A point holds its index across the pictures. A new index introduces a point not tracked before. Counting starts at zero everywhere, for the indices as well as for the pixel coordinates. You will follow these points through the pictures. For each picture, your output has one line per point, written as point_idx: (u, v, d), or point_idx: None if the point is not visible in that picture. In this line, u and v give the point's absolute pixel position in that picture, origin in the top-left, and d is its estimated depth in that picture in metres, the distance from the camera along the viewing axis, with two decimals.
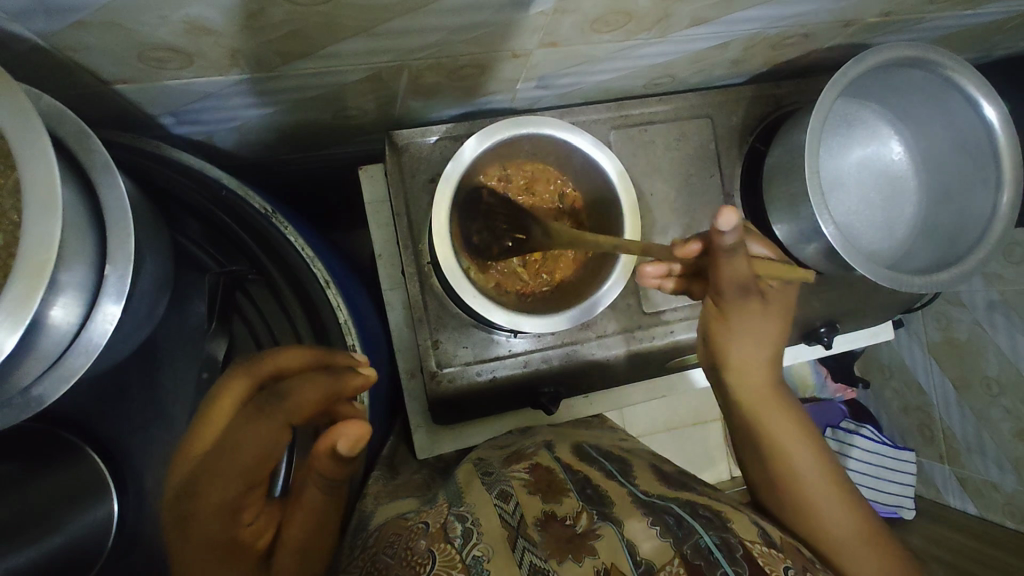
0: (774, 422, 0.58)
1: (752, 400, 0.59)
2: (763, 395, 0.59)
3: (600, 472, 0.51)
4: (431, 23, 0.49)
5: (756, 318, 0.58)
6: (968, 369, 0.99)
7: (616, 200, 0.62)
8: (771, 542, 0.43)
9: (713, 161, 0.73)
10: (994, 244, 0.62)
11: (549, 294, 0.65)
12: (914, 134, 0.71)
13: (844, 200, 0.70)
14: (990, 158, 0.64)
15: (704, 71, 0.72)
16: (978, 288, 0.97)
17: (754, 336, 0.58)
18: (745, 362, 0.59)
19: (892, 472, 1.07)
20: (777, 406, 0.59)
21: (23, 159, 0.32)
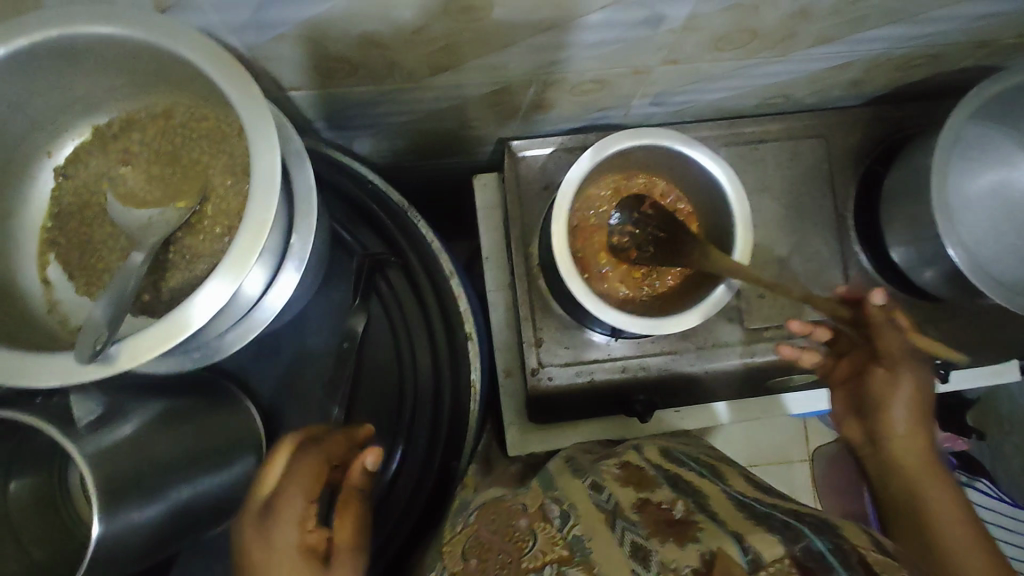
0: (941, 515, 0.52)
1: (912, 482, 0.54)
2: (920, 467, 0.54)
3: (699, 471, 0.52)
4: (566, 39, 0.53)
5: (915, 394, 0.56)
6: None
7: (728, 212, 0.63)
8: (885, 551, 0.39)
9: (826, 182, 0.73)
10: None
11: (651, 302, 0.66)
12: None
13: (970, 224, 0.67)
14: None
15: (819, 91, 0.72)
16: None
17: (914, 400, 0.56)
18: (900, 425, 0.56)
19: (1009, 530, 1.01)
20: (938, 485, 0.54)
21: (254, 139, 0.39)
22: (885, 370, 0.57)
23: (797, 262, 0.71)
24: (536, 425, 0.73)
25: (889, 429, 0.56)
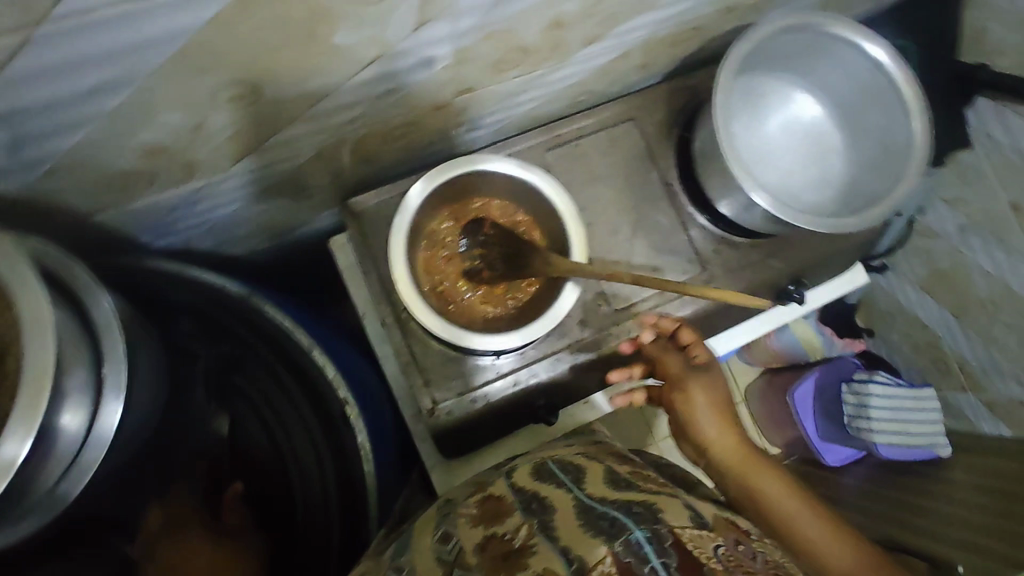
0: (776, 500, 0.62)
1: (748, 480, 0.64)
2: (745, 469, 0.64)
3: (562, 468, 0.53)
4: (350, 99, 0.55)
5: (715, 397, 0.67)
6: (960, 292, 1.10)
7: (557, 214, 0.68)
8: (700, 522, 0.44)
9: (647, 158, 0.79)
10: (914, 172, 0.67)
11: (516, 313, 0.69)
12: (824, 92, 0.77)
13: (771, 159, 0.76)
14: (892, 97, 0.69)
15: (616, 80, 0.78)
16: (944, 215, 1.10)
17: (713, 407, 0.66)
18: (713, 437, 0.66)
19: (914, 410, 1.11)
20: (761, 471, 0.64)
21: (21, 294, 0.39)
22: (688, 383, 0.67)
23: (642, 237, 0.77)
24: (455, 460, 0.74)
25: (715, 445, 0.66)
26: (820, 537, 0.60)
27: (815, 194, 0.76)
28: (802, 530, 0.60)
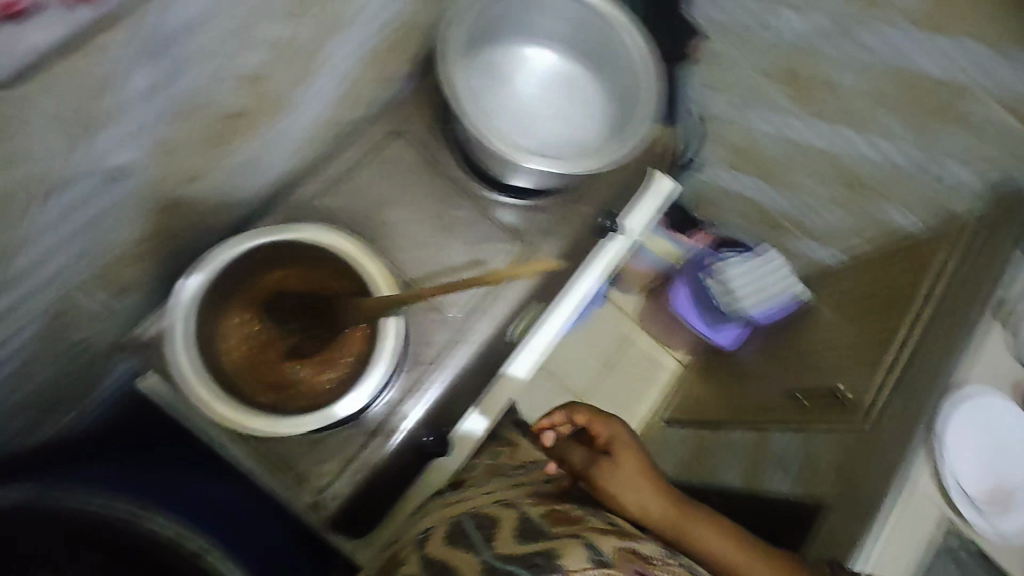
0: (723, 553, 0.60)
1: (694, 542, 0.61)
2: (684, 528, 0.62)
3: (481, 526, 0.53)
4: (57, 252, 0.48)
5: (637, 466, 0.65)
6: (757, 163, 1.23)
7: (348, 259, 0.66)
8: (602, 556, 0.45)
9: (423, 162, 0.77)
10: (650, 77, 0.72)
11: (356, 369, 0.64)
12: (552, 40, 0.79)
13: (537, 121, 0.78)
14: (605, 21, 0.73)
15: (360, 101, 0.75)
16: (714, 103, 1.20)
17: (634, 477, 0.64)
18: (644, 504, 0.63)
19: (764, 274, 1.29)
20: (700, 526, 0.62)
21: None
22: (608, 467, 0.65)
23: (451, 238, 0.76)
24: None
25: (648, 510, 0.62)
26: (764, 565, 0.60)
27: (589, 138, 0.78)
28: (750, 568, 0.60)
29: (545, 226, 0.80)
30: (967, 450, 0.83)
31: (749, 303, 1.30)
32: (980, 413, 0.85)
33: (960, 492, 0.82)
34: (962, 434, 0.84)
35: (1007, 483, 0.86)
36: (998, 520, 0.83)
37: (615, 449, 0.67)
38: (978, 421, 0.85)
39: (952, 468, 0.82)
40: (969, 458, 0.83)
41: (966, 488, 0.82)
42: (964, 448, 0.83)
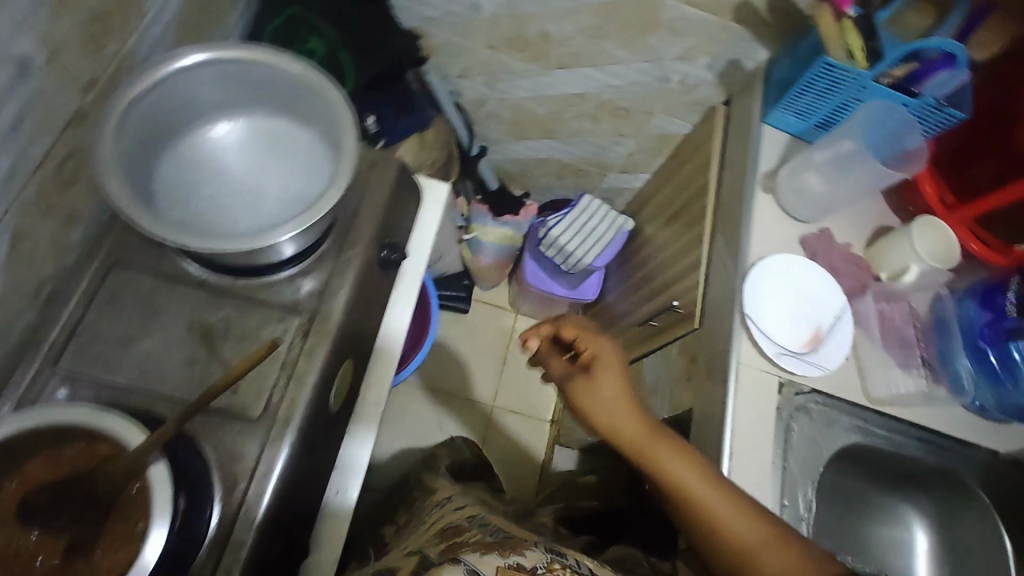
0: (671, 468, 0.70)
1: (652, 459, 0.71)
2: (644, 444, 0.72)
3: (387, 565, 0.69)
4: None
5: (612, 387, 0.76)
6: (533, 124, 1.35)
7: (84, 421, 0.53)
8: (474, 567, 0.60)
9: (157, 276, 0.66)
10: (339, 92, 0.67)
11: (139, 537, 0.51)
12: (225, 112, 0.69)
13: (271, 185, 0.68)
14: (264, 63, 0.65)
15: (52, 249, 0.64)
16: (473, 88, 1.28)
17: (603, 401, 0.75)
18: (612, 419, 0.74)
19: (586, 221, 1.39)
20: (661, 445, 0.72)
21: None
22: (602, 364, 0.77)
23: (225, 342, 0.65)
24: None
25: (617, 425, 0.74)
26: (707, 490, 0.68)
27: (325, 176, 0.68)
28: (692, 490, 0.68)
29: (327, 276, 0.69)
30: (768, 307, 0.84)
31: (587, 251, 1.38)
32: (770, 270, 0.87)
33: (777, 347, 0.82)
34: (758, 296, 0.85)
35: (822, 321, 0.86)
36: (822, 357, 0.84)
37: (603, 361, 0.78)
38: (771, 276, 0.87)
39: (769, 328, 0.84)
40: (774, 315, 0.85)
41: (781, 344, 0.83)
42: (765, 310, 0.84)
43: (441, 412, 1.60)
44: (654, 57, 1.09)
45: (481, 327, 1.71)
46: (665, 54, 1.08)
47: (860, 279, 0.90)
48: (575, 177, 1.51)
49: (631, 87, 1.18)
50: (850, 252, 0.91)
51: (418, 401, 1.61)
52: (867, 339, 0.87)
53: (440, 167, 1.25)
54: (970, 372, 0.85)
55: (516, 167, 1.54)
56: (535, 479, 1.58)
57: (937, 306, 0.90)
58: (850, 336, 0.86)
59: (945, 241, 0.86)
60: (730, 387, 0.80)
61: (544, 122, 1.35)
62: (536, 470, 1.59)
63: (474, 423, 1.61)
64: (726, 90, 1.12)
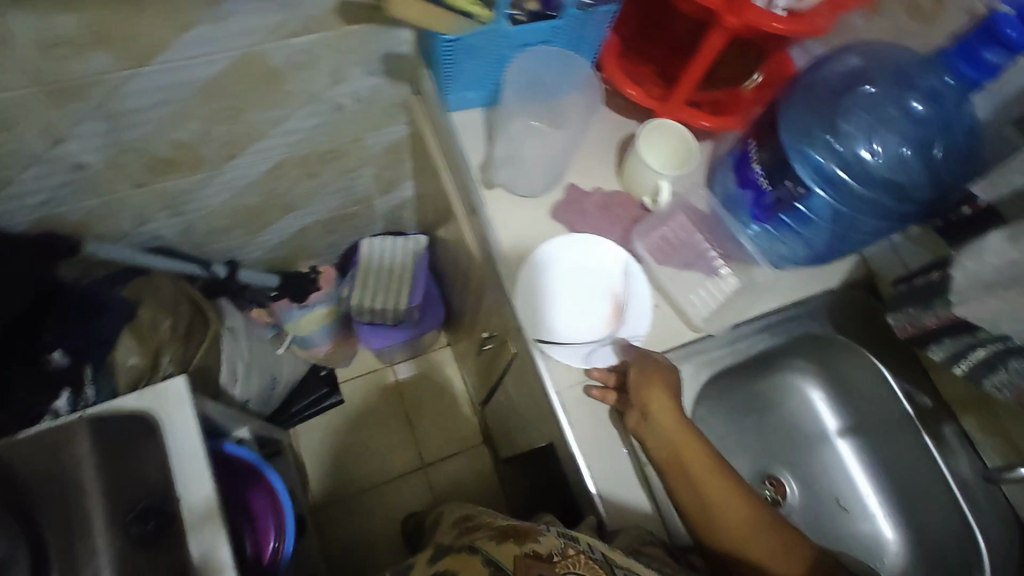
0: (695, 469, 0.67)
1: (672, 446, 0.68)
2: (682, 441, 0.68)
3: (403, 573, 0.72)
4: None
5: (658, 384, 0.71)
6: (259, 213, 1.18)
7: None
8: None
9: None
10: None
11: None
12: None
13: None
14: None
15: None
16: (167, 226, 1.09)
17: (660, 393, 0.70)
18: (658, 414, 0.69)
19: (378, 270, 1.26)
20: (696, 448, 0.68)
21: None
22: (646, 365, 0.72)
23: None
24: None
25: (654, 415, 0.69)
26: (727, 493, 0.67)
27: None
28: (715, 499, 0.66)
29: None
30: (560, 309, 0.77)
31: (397, 296, 1.25)
32: (558, 258, 0.77)
33: (586, 346, 0.75)
34: (542, 304, 0.77)
35: (613, 291, 0.78)
36: (630, 327, 0.77)
37: (654, 364, 0.72)
38: (559, 265, 0.78)
39: (566, 332, 0.76)
40: (569, 311, 0.77)
41: (588, 341, 0.75)
42: (555, 315, 0.77)
43: (382, 503, 1.49)
44: (309, 95, 0.92)
45: (368, 399, 1.57)
46: (316, 87, 0.91)
47: (627, 219, 0.82)
48: (347, 223, 1.35)
49: (316, 131, 1.01)
50: (604, 196, 0.82)
51: (347, 510, 1.47)
52: (663, 275, 0.80)
53: (182, 338, 1.03)
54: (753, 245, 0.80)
55: (285, 249, 1.35)
56: (496, 500, 1.49)
57: (709, 195, 0.83)
58: (647, 286, 0.78)
59: (673, 143, 0.79)
60: (563, 422, 0.72)
61: (268, 204, 1.16)
62: (494, 493, 1.50)
63: (416, 488, 1.51)
64: (406, 82, 0.97)
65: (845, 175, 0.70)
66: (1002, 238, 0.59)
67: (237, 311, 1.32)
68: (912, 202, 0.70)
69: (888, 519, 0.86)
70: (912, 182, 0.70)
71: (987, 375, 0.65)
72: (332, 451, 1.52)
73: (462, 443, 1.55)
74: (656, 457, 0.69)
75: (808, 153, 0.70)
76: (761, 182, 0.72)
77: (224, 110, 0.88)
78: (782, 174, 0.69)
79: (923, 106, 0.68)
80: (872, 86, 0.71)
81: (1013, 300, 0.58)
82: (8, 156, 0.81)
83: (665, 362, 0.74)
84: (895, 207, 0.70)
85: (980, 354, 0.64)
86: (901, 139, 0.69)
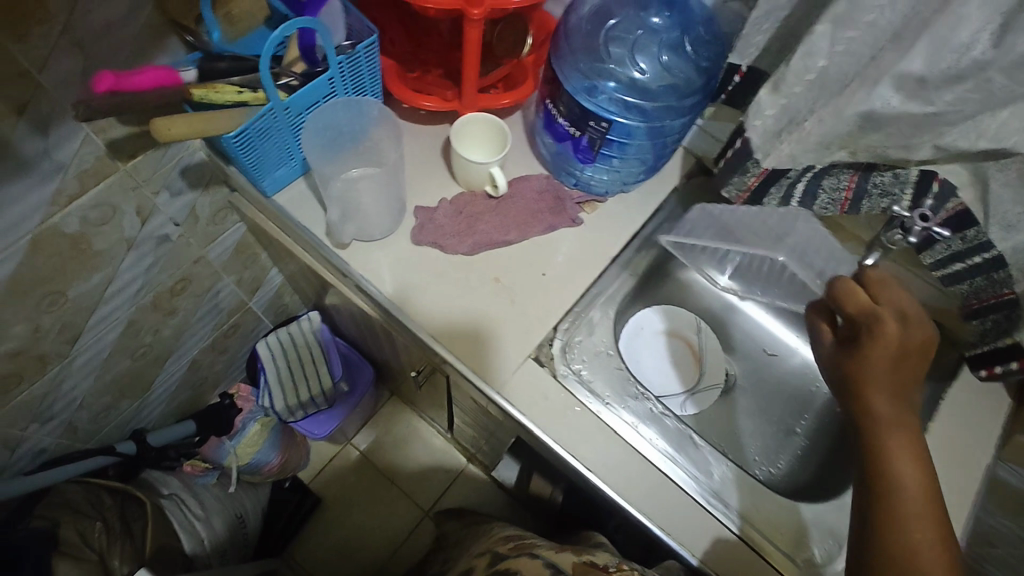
0: (913, 506, 0.55)
1: (885, 451, 0.58)
2: (891, 423, 0.59)
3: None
4: None
5: (893, 378, 0.60)
6: (140, 373, 1.10)
7: None
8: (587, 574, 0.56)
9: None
10: None
11: None
12: None
13: None
14: None
15: None
16: (46, 435, 1.00)
17: (892, 382, 0.60)
18: (873, 387, 0.60)
19: (282, 360, 1.26)
20: (901, 437, 0.58)
21: None
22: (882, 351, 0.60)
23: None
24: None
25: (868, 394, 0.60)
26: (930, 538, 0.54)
27: None
28: (909, 521, 0.54)
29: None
30: (648, 372, 0.91)
31: (319, 379, 1.25)
32: (640, 327, 0.93)
33: (679, 397, 0.91)
34: (636, 348, 0.91)
35: (501, 291, 0.81)
36: (710, 375, 0.93)
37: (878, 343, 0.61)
38: (638, 341, 0.91)
39: (484, 342, 0.79)
40: (676, 362, 0.93)
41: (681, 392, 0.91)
42: (463, 334, 0.79)
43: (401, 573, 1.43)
44: (128, 241, 0.87)
45: (341, 482, 1.52)
46: (129, 230, 0.85)
47: (478, 214, 0.84)
48: (233, 336, 1.28)
49: (151, 271, 0.95)
50: (451, 204, 0.84)
51: None
52: (532, 248, 0.84)
53: (124, 532, 0.98)
54: (594, 182, 0.87)
55: (184, 391, 1.27)
56: (507, 504, 1.50)
57: (537, 162, 0.89)
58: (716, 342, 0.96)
59: (493, 134, 0.84)
60: (517, 413, 0.75)
61: (143, 359, 1.08)
62: (502, 500, 1.51)
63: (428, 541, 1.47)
64: (215, 183, 0.93)
65: (634, 98, 0.76)
66: (766, 92, 0.66)
67: (168, 475, 1.21)
68: (694, 93, 0.77)
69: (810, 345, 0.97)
70: (683, 78, 0.77)
71: (815, 200, 0.74)
72: (334, 548, 1.45)
73: (450, 473, 1.54)
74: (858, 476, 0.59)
75: (597, 95, 0.76)
76: (572, 132, 0.78)
77: (43, 297, 0.81)
78: (585, 119, 0.75)
79: (660, 18, 0.78)
80: (614, 19, 0.79)
81: (799, 138, 0.67)
82: None
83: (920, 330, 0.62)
84: (685, 102, 0.76)
85: (801, 188, 0.74)
86: (658, 50, 0.78)
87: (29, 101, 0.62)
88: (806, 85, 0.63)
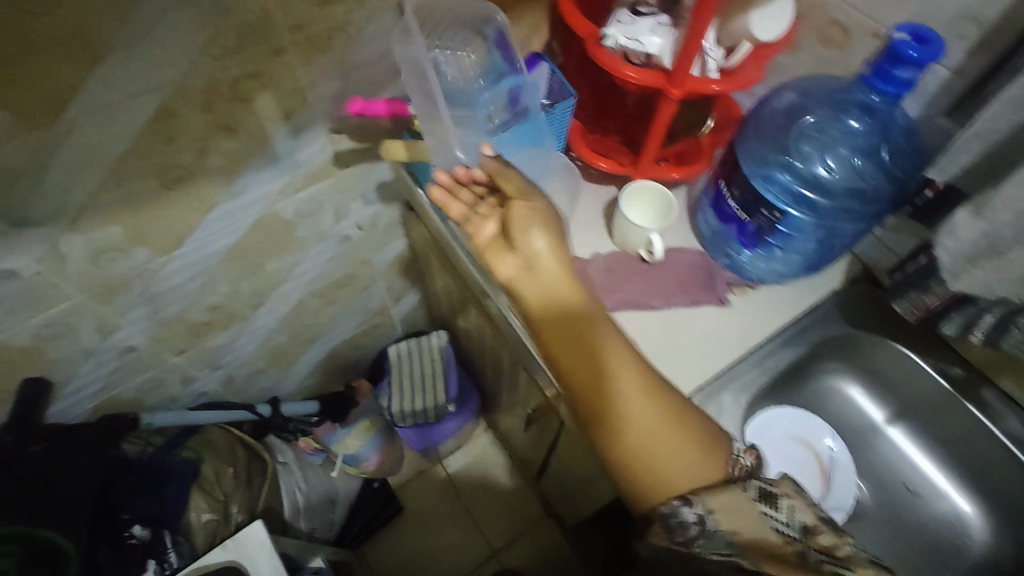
0: (634, 412, 0.65)
1: (597, 343, 0.69)
2: (586, 322, 0.69)
3: None
4: None
5: (556, 258, 0.72)
6: (292, 348, 1.25)
7: None
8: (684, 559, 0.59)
9: None
10: None
11: None
12: None
13: None
14: None
15: None
16: (211, 380, 1.16)
17: (547, 228, 0.74)
18: (551, 278, 0.72)
19: (406, 369, 1.34)
20: (588, 325, 0.69)
21: None
22: (524, 210, 0.75)
23: None
24: None
25: (522, 291, 0.73)
26: (647, 417, 0.64)
27: None
28: (643, 420, 0.64)
29: None
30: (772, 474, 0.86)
31: (434, 394, 1.33)
32: (770, 425, 0.88)
33: None
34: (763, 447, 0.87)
35: (634, 352, 0.82)
36: (836, 497, 0.87)
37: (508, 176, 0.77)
38: (765, 440, 0.87)
39: None
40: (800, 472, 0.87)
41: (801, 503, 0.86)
42: None
43: None
44: (321, 234, 1.01)
45: (423, 497, 1.57)
46: (325, 225, 1.00)
47: (628, 274, 0.87)
48: (370, 335, 1.41)
49: (329, 263, 1.09)
50: (603, 259, 0.88)
51: None
52: (674, 318, 0.85)
53: (246, 481, 1.09)
54: (748, 268, 0.86)
55: (317, 373, 1.41)
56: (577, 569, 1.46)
57: (693, 236, 0.91)
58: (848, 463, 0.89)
59: (657, 204, 0.88)
60: None
61: (298, 336, 1.23)
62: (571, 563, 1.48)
63: None
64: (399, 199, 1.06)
65: (811, 193, 0.77)
66: (967, 214, 0.63)
67: (285, 445, 1.33)
68: (879, 202, 0.76)
69: (962, 493, 0.88)
70: (872, 185, 0.76)
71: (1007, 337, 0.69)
72: (402, 560, 1.49)
73: (527, 520, 1.54)
74: (591, 411, 0.67)
75: (770, 183, 0.77)
76: (740, 215, 0.79)
77: (248, 266, 0.96)
78: (757, 206, 0.76)
79: (861, 122, 0.76)
80: (810, 116, 0.80)
81: (999, 266, 0.62)
82: (67, 359, 0.88)
83: (554, 208, 0.78)
84: (868, 209, 0.76)
85: (989, 321, 0.70)
86: (851, 152, 0.77)
87: (294, 109, 0.76)
88: (1016, 215, 0.59)
